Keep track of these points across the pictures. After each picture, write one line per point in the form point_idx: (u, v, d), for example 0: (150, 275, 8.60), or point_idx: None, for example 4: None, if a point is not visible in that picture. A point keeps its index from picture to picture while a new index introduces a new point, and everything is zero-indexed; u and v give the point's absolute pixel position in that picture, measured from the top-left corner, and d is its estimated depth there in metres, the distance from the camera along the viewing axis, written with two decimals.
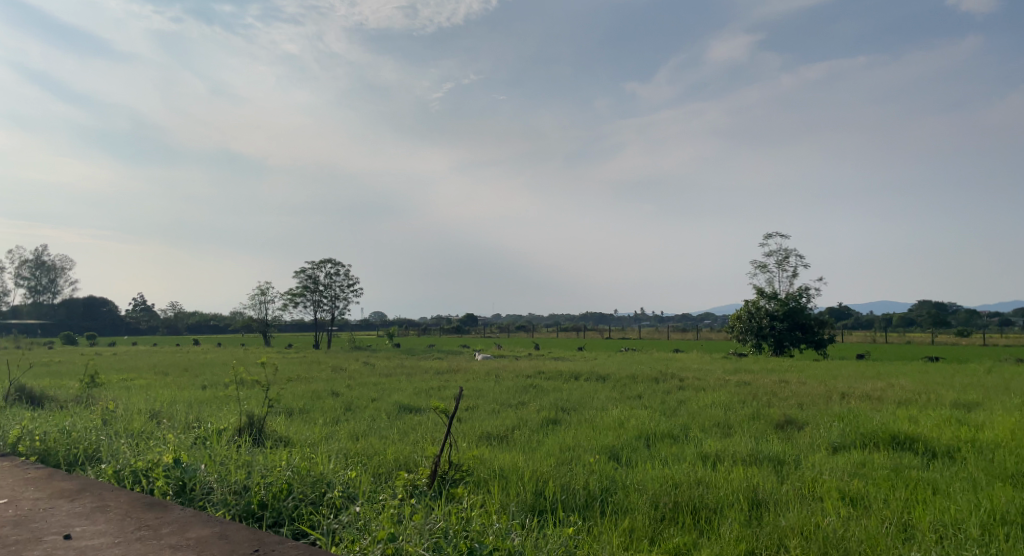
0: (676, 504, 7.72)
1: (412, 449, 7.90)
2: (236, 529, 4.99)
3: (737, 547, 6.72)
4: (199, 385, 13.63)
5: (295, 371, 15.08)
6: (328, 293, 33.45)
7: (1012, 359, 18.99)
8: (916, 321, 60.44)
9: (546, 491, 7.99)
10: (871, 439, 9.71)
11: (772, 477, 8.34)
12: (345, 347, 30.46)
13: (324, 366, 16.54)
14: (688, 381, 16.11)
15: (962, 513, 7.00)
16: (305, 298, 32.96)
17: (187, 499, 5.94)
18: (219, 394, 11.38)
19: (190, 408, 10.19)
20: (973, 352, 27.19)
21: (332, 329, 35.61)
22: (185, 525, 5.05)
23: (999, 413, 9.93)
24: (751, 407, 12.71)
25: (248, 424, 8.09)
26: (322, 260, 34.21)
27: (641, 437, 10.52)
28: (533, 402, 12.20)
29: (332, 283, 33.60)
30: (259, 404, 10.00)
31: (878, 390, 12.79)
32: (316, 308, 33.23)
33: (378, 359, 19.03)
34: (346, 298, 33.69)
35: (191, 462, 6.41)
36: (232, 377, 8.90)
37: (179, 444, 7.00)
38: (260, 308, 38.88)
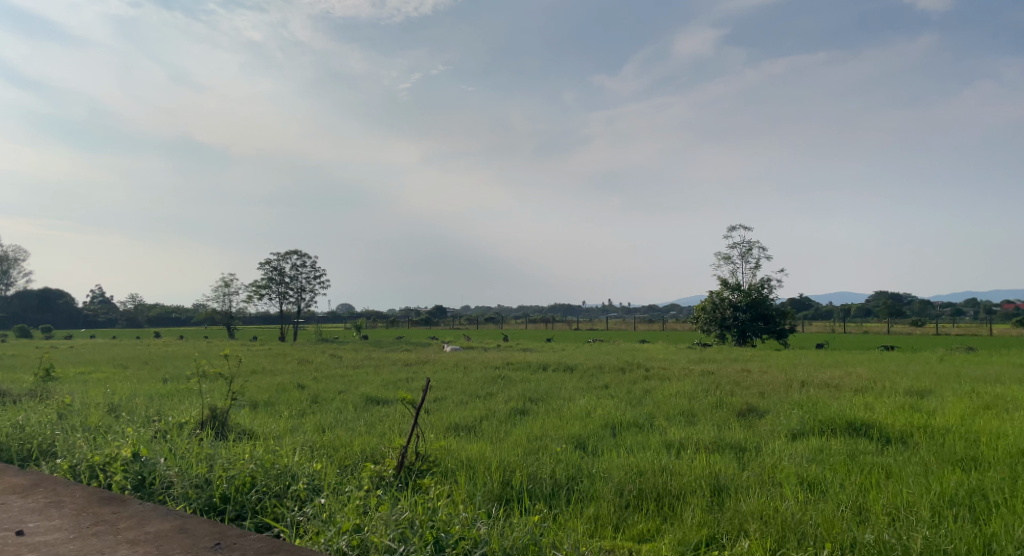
0: (641, 491, 7.88)
1: (379, 440, 7.95)
2: (197, 522, 5.01)
3: (698, 533, 6.89)
4: (160, 378, 13.52)
5: (259, 364, 14.99)
6: (294, 285, 33.18)
7: (964, 348, 19.56)
8: (874, 311, 61.87)
9: (514, 480, 8.10)
10: (829, 426, 9.98)
11: (733, 464, 8.54)
12: (311, 339, 30.29)
13: (288, 358, 16.46)
14: (653, 371, 16.35)
15: (913, 496, 7.25)
16: (271, 290, 32.66)
17: (147, 493, 5.93)
18: (180, 387, 11.29)
19: (151, 402, 10.11)
20: (930, 341, 27.86)
21: (298, 321, 35.34)
22: (144, 519, 5.04)
23: (950, 399, 10.26)
24: (715, 396, 12.96)
25: (211, 416, 8.06)
26: (288, 251, 33.92)
27: (607, 427, 10.68)
28: (501, 393, 12.31)
29: (298, 275, 33.33)
30: (222, 397, 9.95)
31: (836, 378, 13.12)
32: (281, 300, 32.95)
33: (344, 351, 18.99)
34: (312, 291, 33.46)
35: (150, 456, 6.40)
36: (195, 369, 8.86)
37: (138, 437, 6.98)
38: (225, 301, 38.46)
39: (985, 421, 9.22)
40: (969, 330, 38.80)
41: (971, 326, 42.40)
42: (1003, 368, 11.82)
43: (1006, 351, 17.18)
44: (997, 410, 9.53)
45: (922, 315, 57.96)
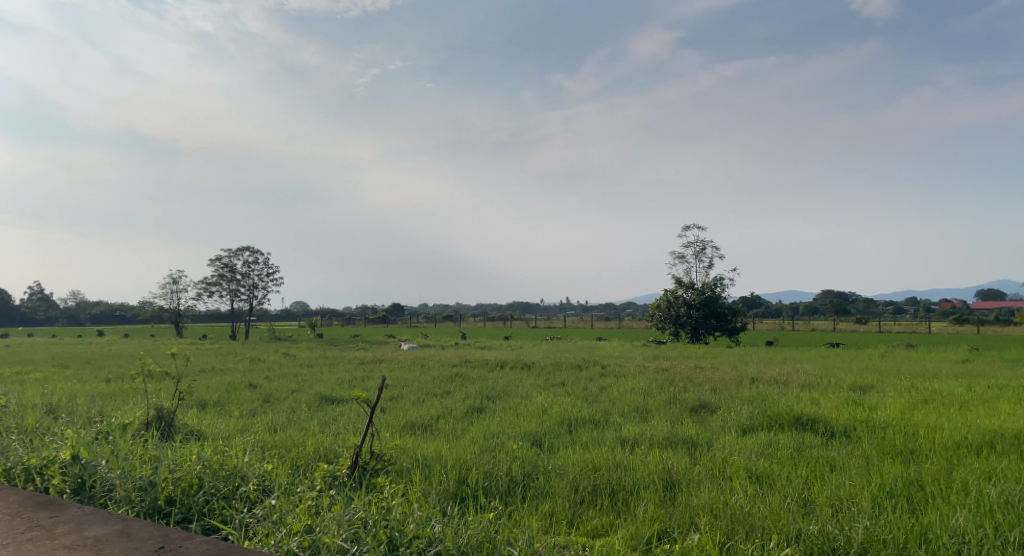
0: (595, 486, 8.01)
1: (332, 440, 7.95)
2: (139, 526, 4.97)
3: (650, 527, 7.04)
4: (102, 378, 13.24)
5: (207, 363, 14.77)
6: (245, 282, 32.74)
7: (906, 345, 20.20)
8: (822, 309, 63.42)
9: (469, 478, 8.18)
10: (777, 421, 10.24)
11: (684, 459, 8.73)
12: (262, 338, 29.90)
13: (238, 357, 16.23)
14: (610, 368, 16.56)
15: (855, 488, 7.49)
16: (221, 287, 32.14)
17: (86, 497, 5.88)
18: (124, 388, 11.08)
19: (92, 402, 9.92)
20: (876, 338, 28.68)
21: (249, 319, 34.85)
22: (83, 523, 5.00)
23: (891, 394, 10.62)
24: (668, 392, 13.19)
25: (157, 417, 7.97)
26: (239, 248, 33.44)
27: (563, 424, 10.80)
28: (458, 390, 12.36)
29: (249, 272, 32.89)
30: (168, 398, 9.80)
31: (785, 374, 13.46)
32: (232, 298, 32.49)
33: (299, 349, 18.84)
34: (265, 288, 33.05)
35: (90, 458, 6.33)
36: (140, 369, 8.74)
37: (78, 439, 6.88)
38: (172, 298, 37.75)
39: (924, 415, 9.56)
40: (913, 328, 39.97)
41: (914, 327, 40.70)
42: (942, 364, 12.27)
43: (946, 348, 17.81)
44: (935, 404, 9.89)
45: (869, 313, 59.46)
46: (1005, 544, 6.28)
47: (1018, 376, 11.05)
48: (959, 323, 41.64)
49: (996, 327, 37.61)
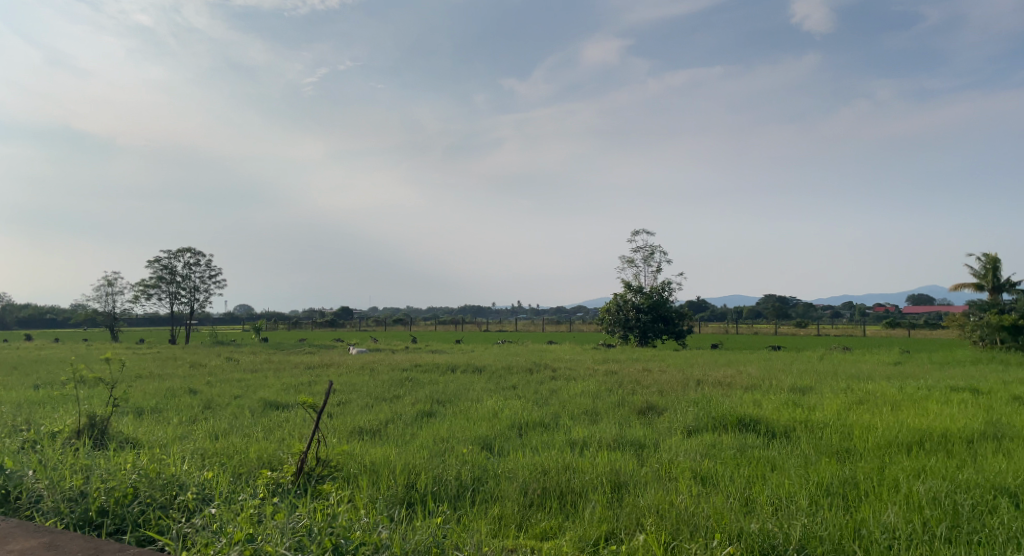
0: (544, 489, 8.10)
1: (277, 446, 7.89)
2: (68, 538, 4.89)
3: (598, 529, 7.16)
4: (31, 384, 12.83)
5: (144, 368, 14.45)
6: (185, 284, 32.10)
7: (843, 348, 20.88)
8: (765, 312, 65.04)
9: (419, 483, 8.20)
10: (720, 422, 10.48)
11: (632, 461, 8.88)
12: (204, 342, 29.32)
13: (179, 362, 15.89)
14: (560, 371, 16.68)
15: (794, 486, 7.70)
16: (161, 289, 31.44)
17: (13, 509, 5.75)
18: (54, 394, 10.77)
19: (20, 410, 9.63)
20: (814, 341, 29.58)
21: (190, 323, 34.11)
22: (7, 537, 4.89)
23: (829, 395, 10.97)
24: (617, 395, 13.37)
25: (89, 424, 7.78)
26: (180, 250, 32.77)
27: (513, 427, 10.88)
28: (408, 395, 12.34)
29: (190, 275, 32.26)
30: (102, 405, 9.57)
31: (729, 376, 13.79)
32: (172, 300, 31.82)
33: (241, 353, 18.58)
34: (205, 291, 32.45)
35: (17, 469, 6.18)
36: (71, 376, 8.51)
37: (4, 449, 6.70)
38: (108, 301, 36.80)
39: (859, 415, 9.89)
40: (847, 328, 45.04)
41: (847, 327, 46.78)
42: (876, 365, 12.71)
43: (880, 351, 18.46)
44: (869, 405, 10.25)
45: (809, 316, 61.18)
46: (932, 538, 6.48)
47: (948, 377, 11.52)
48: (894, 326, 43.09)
49: (927, 330, 39.09)
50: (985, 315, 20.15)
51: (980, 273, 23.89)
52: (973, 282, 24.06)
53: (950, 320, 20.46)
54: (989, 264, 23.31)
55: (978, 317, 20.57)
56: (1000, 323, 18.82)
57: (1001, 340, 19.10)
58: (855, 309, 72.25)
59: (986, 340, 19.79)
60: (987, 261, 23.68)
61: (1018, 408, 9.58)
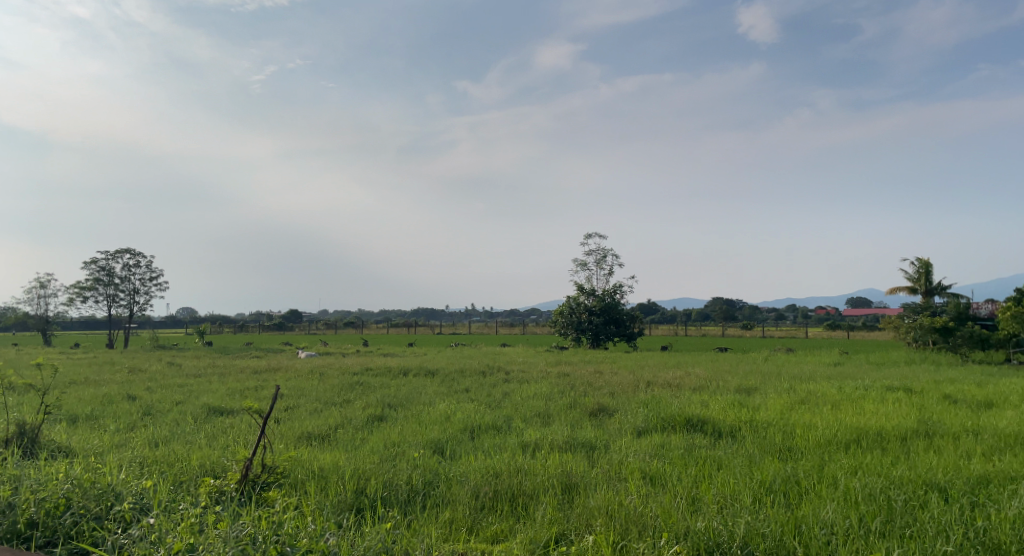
0: (495, 492, 8.10)
1: (220, 453, 7.76)
2: None
3: (549, 530, 7.21)
4: None
5: (80, 374, 14.04)
6: (123, 286, 31.29)
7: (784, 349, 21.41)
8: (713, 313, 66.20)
9: (368, 489, 8.13)
10: (669, 423, 10.62)
11: (582, 462, 8.94)
12: (144, 346, 28.64)
13: (117, 368, 15.48)
14: (513, 374, 16.70)
15: (738, 484, 7.84)
16: (98, 291, 30.60)
17: None
18: None
19: None
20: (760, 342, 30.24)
21: (130, 326, 33.24)
22: None
23: (773, 395, 11.22)
24: (569, 397, 13.45)
25: (19, 433, 7.53)
26: (119, 252, 31.92)
27: (465, 430, 10.87)
28: (358, 399, 12.24)
29: (129, 276, 31.47)
30: (34, 412, 9.29)
31: (678, 377, 13.99)
32: (110, 302, 31.03)
33: (184, 358, 18.18)
34: (145, 293, 31.65)
35: None
36: (1, 384, 8.23)
37: None
38: (42, 303, 35.66)
39: (801, 415, 10.13)
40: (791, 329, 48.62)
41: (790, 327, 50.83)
42: (816, 366, 13.05)
43: (820, 352, 18.93)
44: (810, 405, 10.51)
45: (754, 319, 62.45)
46: (868, 533, 6.66)
47: (884, 377, 11.88)
48: (835, 328, 44.24)
49: (867, 332, 40.27)
50: (918, 317, 20.87)
51: (912, 276, 24.75)
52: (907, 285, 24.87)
53: (886, 323, 21.09)
54: (921, 268, 24.13)
55: (912, 320, 21.27)
56: (932, 325, 19.50)
57: (932, 341, 19.80)
58: (799, 311, 74.03)
59: (918, 341, 20.50)
60: (919, 265, 24.52)
61: (949, 406, 9.93)
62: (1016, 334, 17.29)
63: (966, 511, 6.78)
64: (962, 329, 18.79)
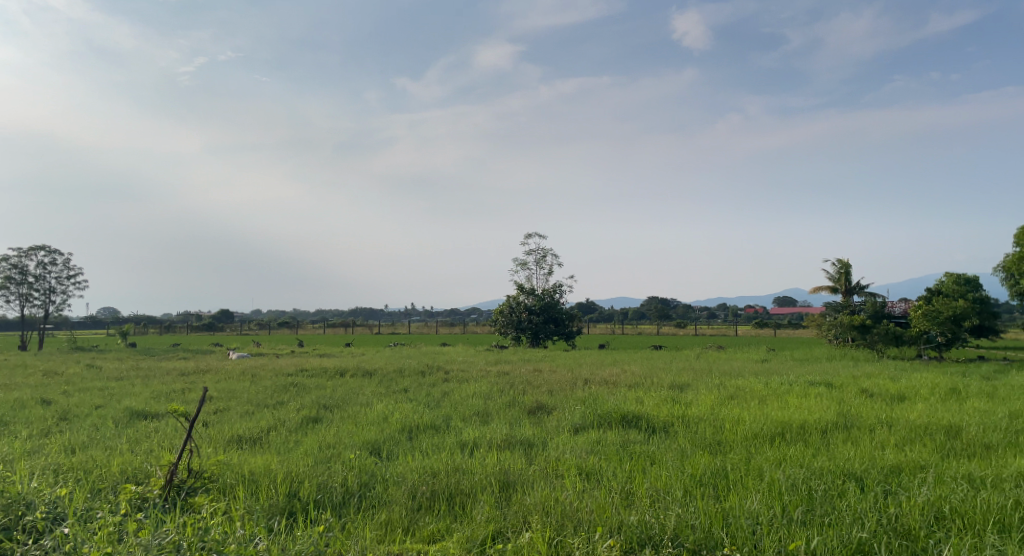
0: (432, 492, 8.03)
1: (143, 458, 7.53)
2: None
3: (485, 528, 7.20)
4: None
5: None
6: (37, 286, 30.05)
7: (714, 347, 21.87)
8: (649, 312, 67.28)
9: (301, 492, 7.99)
10: (605, 420, 10.71)
11: (520, 460, 8.93)
12: (60, 348, 27.56)
13: (31, 370, 14.86)
14: (452, 374, 16.64)
15: (670, 478, 7.95)
16: (9, 291, 29.30)
17: None
18: None
19: None
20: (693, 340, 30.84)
21: (45, 327, 31.92)
22: None
23: (704, 392, 11.45)
24: (508, 395, 13.46)
25: None
26: (32, 250, 30.61)
27: (403, 431, 10.76)
28: (292, 401, 12.00)
29: (44, 275, 30.24)
30: None
31: (615, 375, 14.15)
32: (22, 302, 29.73)
33: (105, 361, 17.55)
34: (61, 292, 30.42)
35: None
36: None
37: None
38: None
39: (730, 410, 10.34)
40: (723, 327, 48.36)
41: (721, 326, 49.18)
42: (745, 362, 13.39)
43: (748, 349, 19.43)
44: (739, 400, 10.75)
45: (684, 319, 63.72)
46: (790, 522, 6.83)
47: (806, 372, 12.27)
48: (764, 326, 45.41)
49: (792, 330, 41.37)
50: (839, 315, 21.51)
51: (834, 276, 25.58)
52: (828, 285, 25.75)
53: (809, 320, 21.77)
54: (841, 268, 25.03)
55: (833, 318, 21.94)
56: (851, 323, 19.92)
57: (851, 339, 20.44)
58: (728, 311, 75.57)
59: (839, 338, 21.06)
60: (839, 265, 25.41)
61: (866, 399, 10.28)
62: (927, 331, 18.16)
63: (881, 499, 7.03)
64: (878, 326, 19.35)
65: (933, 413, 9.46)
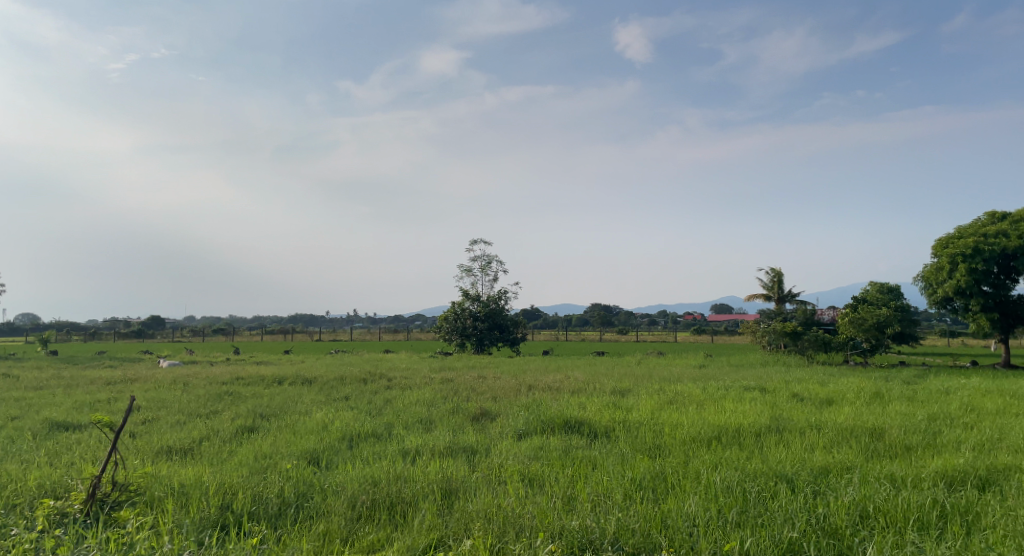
0: (373, 501, 7.88)
1: (64, 471, 7.22)
2: None
3: (426, 537, 7.11)
4: None
5: None
6: None
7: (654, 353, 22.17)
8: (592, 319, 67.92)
9: (235, 504, 7.74)
10: (548, 426, 10.70)
11: (462, 467, 8.84)
12: None
13: None
14: (395, 381, 16.45)
15: (611, 482, 7.96)
16: None
17: None
18: None
19: None
20: (635, 346, 31.12)
21: None
22: None
23: (645, 397, 11.55)
24: (451, 402, 13.36)
25: None
26: None
27: (343, 439, 10.57)
28: (226, 410, 11.67)
29: None
30: None
31: (557, 381, 14.17)
32: None
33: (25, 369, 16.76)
34: None
35: None
36: None
37: None
38: None
39: (670, 415, 10.45)
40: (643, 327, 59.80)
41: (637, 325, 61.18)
42: (683, 368, 13.57)
43: (686, 355, 19.74)
44: (678, 404, 10.90)
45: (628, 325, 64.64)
46: (725, 523, 6.91)
47: (741, 377, 12.50)
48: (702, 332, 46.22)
49: (731, 336, 42.29)
50: (771, 323, 21.99)
51: (767, 285, 26.23)
52: (762, 293, 26.36)
53: (744, 328, 22.20)
54: (774, 276, 25.65)
55: (767, 325, 22.42)
56: (784, 330, 20.39)
57: (784, 346, 20.90)
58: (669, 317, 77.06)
59: (773, 344, 21.53)
60: (772, 274, 26.01)
61: (797, 403, 10.51)
62: (853, 338, 18.69)
63: (810, 499, 7.17)
64: (809, 333, 19.85)
65: (859, 416, 9.72)
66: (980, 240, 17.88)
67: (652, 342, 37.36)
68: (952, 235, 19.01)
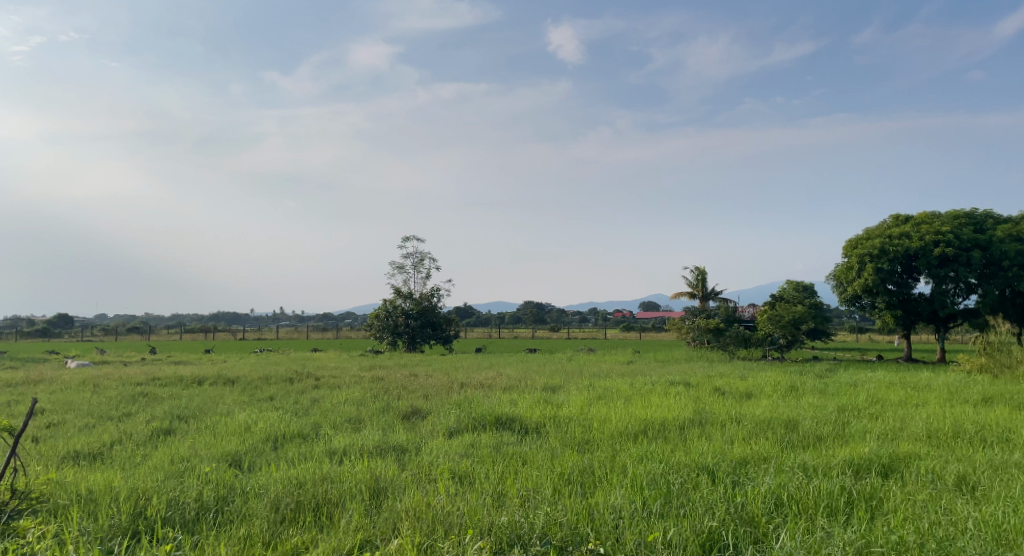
0: (297, 503, 7.62)
1: None
2: None
3: (353, 537, 6.92)
4: None
5: None
6: None
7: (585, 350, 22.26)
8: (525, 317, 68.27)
9: (148, 509, 7.39)
10: (479, 423, 10.61)
11: (392, 466, 8.65)
12: None
13: None
14: (323, 380, 16.05)
15: (540, 477, 7.91)
16: None
17: None
18: None
19: None
20: (568, 344, 31.26)
21: None
22: None
23: (574, 393, 11.57)
24: (381, 401, 13.11)
25: None
26: None
27: (267, 441, 10.24)
28: (141, 412, 11.16)
29: None
30: None
31: (489, 379, 14.08)
32: None
33: None
34: None
35: None
36: None
37: None
38: None
39: (599, 410, 10.48)
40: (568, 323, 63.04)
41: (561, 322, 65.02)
42: (611, 364, 13.66)
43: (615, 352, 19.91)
44: (607, 400, 10.94)
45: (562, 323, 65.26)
46: (649, 514, 6.94)
47: (667, 373, 12.65)
48: (632, 329, 46.87)
49: (659, 333, 43.08)
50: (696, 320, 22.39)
51: (692, 283, 26.77)
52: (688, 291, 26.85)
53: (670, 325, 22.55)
54: (699, 275, 26.13)
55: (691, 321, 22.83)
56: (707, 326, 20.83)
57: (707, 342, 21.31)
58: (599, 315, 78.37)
59: (697, 340, 21.93)
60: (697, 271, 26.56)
61: (719, 397, 10.68)
62: (771, 334, 19.19)
63: (729, 489, 7.26)
64: (731, 329, 20.31)
65: (776, 409, 9.95)
66: (886, 241, 18.55)
67: (583, 339, 37.49)
68: (862, 236, 19.69)
